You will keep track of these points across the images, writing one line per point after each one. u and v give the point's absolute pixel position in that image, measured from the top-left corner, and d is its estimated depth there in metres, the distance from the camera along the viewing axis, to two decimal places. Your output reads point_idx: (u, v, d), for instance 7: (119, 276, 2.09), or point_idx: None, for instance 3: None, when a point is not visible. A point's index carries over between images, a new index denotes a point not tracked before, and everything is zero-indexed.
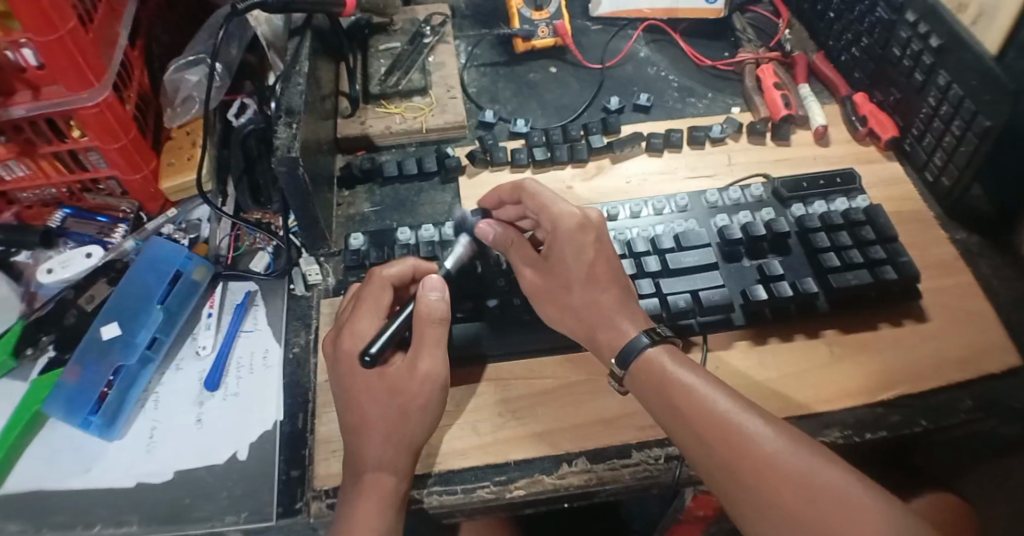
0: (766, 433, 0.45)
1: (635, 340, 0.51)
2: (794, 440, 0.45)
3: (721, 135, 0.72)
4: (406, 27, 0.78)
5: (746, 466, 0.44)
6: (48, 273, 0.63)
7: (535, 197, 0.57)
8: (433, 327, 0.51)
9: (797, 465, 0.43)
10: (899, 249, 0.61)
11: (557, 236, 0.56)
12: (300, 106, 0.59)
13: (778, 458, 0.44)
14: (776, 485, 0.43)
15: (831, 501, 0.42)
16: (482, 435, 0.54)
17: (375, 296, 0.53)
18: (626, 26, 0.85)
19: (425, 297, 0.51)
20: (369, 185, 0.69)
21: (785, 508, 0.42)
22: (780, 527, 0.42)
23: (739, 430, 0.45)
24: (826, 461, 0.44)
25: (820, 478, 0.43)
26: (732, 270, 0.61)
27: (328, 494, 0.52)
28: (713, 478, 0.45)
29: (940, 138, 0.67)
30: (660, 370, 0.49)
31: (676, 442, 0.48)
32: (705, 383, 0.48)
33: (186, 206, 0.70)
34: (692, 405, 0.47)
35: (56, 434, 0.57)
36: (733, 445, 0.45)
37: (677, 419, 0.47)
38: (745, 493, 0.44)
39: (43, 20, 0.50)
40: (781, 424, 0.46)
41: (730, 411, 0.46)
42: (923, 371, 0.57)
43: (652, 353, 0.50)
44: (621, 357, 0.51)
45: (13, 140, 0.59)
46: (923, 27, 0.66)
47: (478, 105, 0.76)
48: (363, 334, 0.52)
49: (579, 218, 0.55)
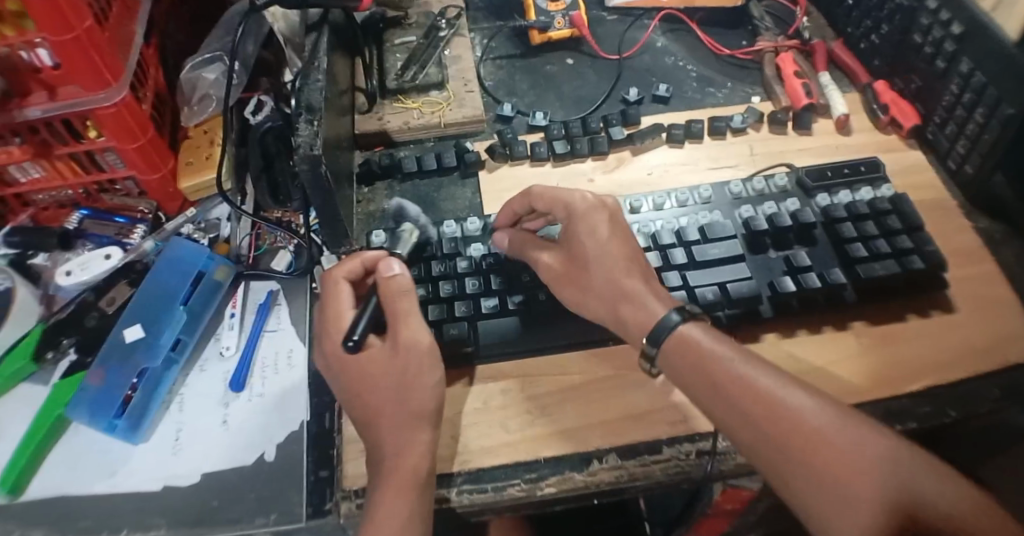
0: (810, 405, 0.44)
1: (665, 318, 0.50)
2: (835, 410, 0.45)
3: (742, 125, 0.71)
4: (421, 21, 0.77)
5: (792, 441, 0.43)
6: (67, 275, 0.62)
7: (543, 197, 0.57)
8: (403, 300, 0.51)
9: (843, 435, 0.43)
10: (926, 238, 0.60)
11: (569, 221, 0.56)
12: (320, 102, 0.58)
13: (823, 432, 0.43)
14: (823, 457, 0.42)
15: (880, 469, 0.42)
16: (511, 432, 0.54)
17: (334, 294, 0.53)
18: (642, 16, 0.84)
19: (384, 277, 0.52)
20: (388, 181, 0.68)
21: (833, 480, 0.42)
22: (829, 498, 0.42)
23: (783, 404, 0.45)
24: (870, 430, 0.44)
25: (867, 451, 0.42)
26: (759, 262, 0.60)
27: (357, 494, 0.51)
28: (754, 452, 0.45)
29: (962, 126, 0.66)
30: (695, 345, 0.48)
31: (713, 417, 0.47)
32: (743, 358, 0.47)
33: (205, 206, 0.69)
34: (731, 380, 0.46)
35: (80, 438, 0.56)
36: (776, 419, 0.44)
37: (717, 395, 0.46)
38: (790, 466, 0.43)
39: (59, 19, 0.50)
40: (820, 394, 0.46)
41: (772, 384, 0.45)
42: (950, 360, 0.57)
43: (685, 330, 0.49)
44: (653, 335, 0.50)
45: (29, 142, 0.59)
46: (944, 15, 0.65)
47: (496, 99, 0.75)
48: (339, 331, 0.52)
49: (593, 201, 0.55)
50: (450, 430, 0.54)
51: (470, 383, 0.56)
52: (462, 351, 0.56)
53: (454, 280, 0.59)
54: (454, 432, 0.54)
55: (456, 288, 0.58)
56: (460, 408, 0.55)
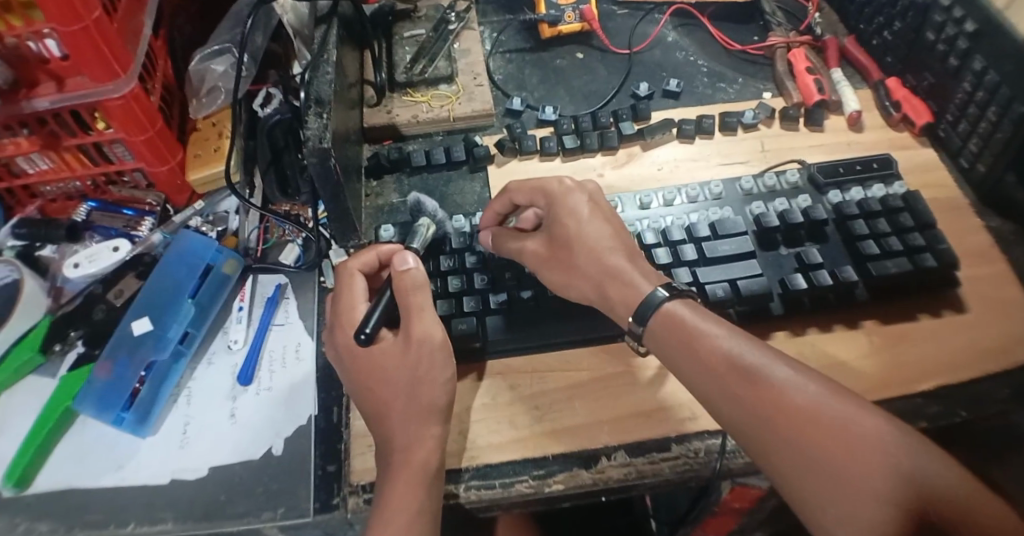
0: (796, 381, 0.44)
1: (652, 295, 0.49)
2: (823, 386, 0.44)
3: (753, 121, 0.71)
4: (430, 14, 0.77)
5: (777, 417, 0.43)
6: (75, 267, 0.62)
7: (522, 190, 0.57)
8: (417, 295, 0.51)
9: (829, 411, 0.42)
10: (938, 236, 0.60)
11: (550, 206, 0.56)
12: (329, 96, 0.57)
13: (808, 408, 0.43)
14: (808, 433, 0.42)
15: (865, 445, 0.41)
16: (519, 428, 0.54)
17: (348, 285, 0.53)
18: (653, 11, 0.83)
19: (398, 271, 0.52)
20: (397, 174, 0.68)
21: (819, 455, 0.41)
22: (813, 474, 0.41)
23: (769, 379, 0.44)
24: (858, 406, 0.43)
25: (854, 426, 0.42)
26: (771, 259, 0.60)
27: (364, 488, 0.51)
28: (739, 430, 0.44)
29: (975, 124, 0.66)
30: (681, 322, 0.48)
31: (699, 395, 0.46)
32: (729, 334, 0.47)
33: (214, 198, 0.69)
34: (716, 356, 0.46)
35: (88, 431, 0.56)
36: (761, 394, 0.44)
37: (703, 372, 0.46)
38: (775, 443, 0.43)
39: (67, 9, 0.49)
40: (806, 370, 0.45)
41: (758, 360, 0.45)
42: (962, 360, 0.57)
43: (672, 308, 0.49)
44: (639, 314, 0.49)
45: (37, 133, 0.59)
46: (958, 12, 0.65)
47: (505, 93, 0.75)
48: (352, 324, 0.52)
49: (570, 184, 0.56)
50: (458, 425, 0.54)
51: (478, 378, 0.56)
52: (471, 347, 0.55)
53: (463, 274, 0.58)
54: (463, 428, 0.54)
55: (464, 283, 0.58)
56: (469, 403, 0.55)
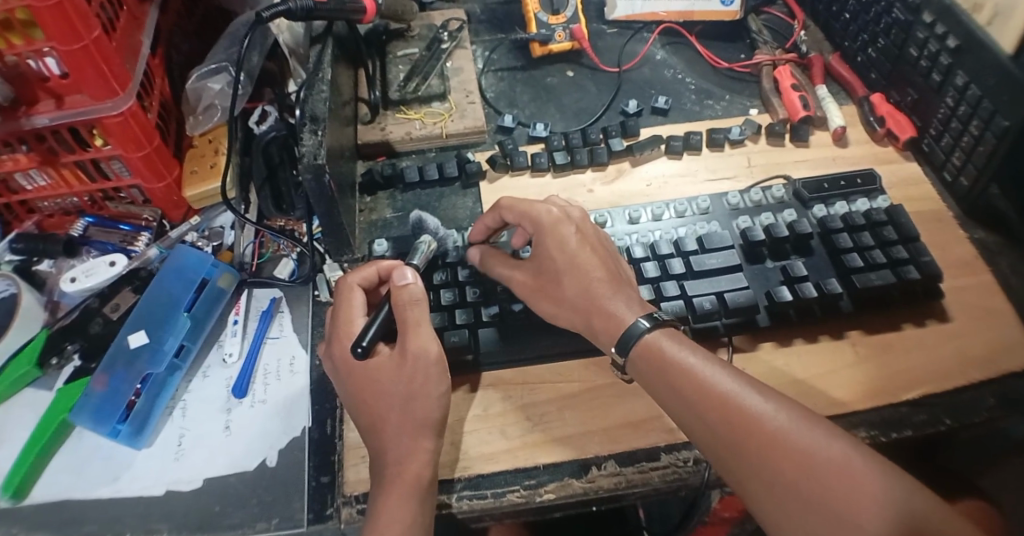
0: (768, 408, 0.45)
1: (634, 326, 0.50)
2: (795, 413, 0.45)
3: (740, 137, 0.72)
4: (423, 33, 0.79)
5: (750, 445, 0.43)
6: (71, 281, 0.63)
7: (513, 209, 0.58)
8: (413, 308, 0.52)
9: (799, 438, 0.43)
10: (921, 249, 0.61)
11: (537, 235, 0.57)
12: (325, 113, 0.59)
13: (780, 436, 0.43)
14: (778, 461, 0.43)
15: (833, 472, 0.41)
16: (510, 439, 0.54)
17: (346, 299, 0.54)
18: (642, 29, 0.85)
19: (397, 285, 0.53)
20: (390, 191, 0.69)
21: (789, 482, 0.42)
22: (785, 500, 0.42)
23: (742, 408, 0.45)
24: (829, 433, 0.43)
25: (822, 454, 0.42)
26: (756, 272, 0.61)
27: (359, 499, 0.51)
28: (716, 456, 0.45)
29: (958, 138, 0.67)
30: (659, 353, 0.49)
31: (678, 422, 0.48)
32: (705, 363, 0.48)
33: (209, 214, 0.70)
34: (692, 386, 0.46)
35: (84, 443, 0.57)
36: (733, 423, 0.44)
37: (680, 400, 0.47)
38: (749, 469, 0.43)
39: (67, 28, 0.50)
40: (780, 397, 0.46)
41: (732, 388, 0.46)
42: (946, 370, 0.57)
43: (650, 338, 0.50)
44: (621, 343, 0.50)
45: (36, 150, 0.60)
46: (941, 28, 0.66)
47: (497, 110, 0.76)
48: (350, 337, 0.52)
49: (558, 214, 0.56)
50: (452, 437, 0.54)
51: (471, 390, 0.57)
52: (463, 359, 0.56)
53: (455, 288, 0.60)
54: (455, 439, 0.54)
55: (456, 296, 0.59)
56: (461, 414, 0.56)
